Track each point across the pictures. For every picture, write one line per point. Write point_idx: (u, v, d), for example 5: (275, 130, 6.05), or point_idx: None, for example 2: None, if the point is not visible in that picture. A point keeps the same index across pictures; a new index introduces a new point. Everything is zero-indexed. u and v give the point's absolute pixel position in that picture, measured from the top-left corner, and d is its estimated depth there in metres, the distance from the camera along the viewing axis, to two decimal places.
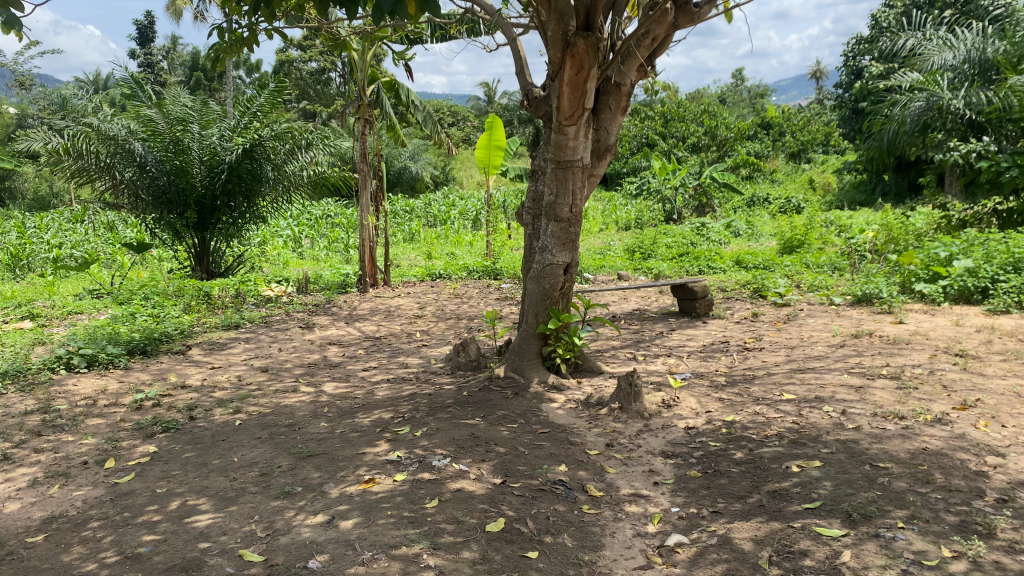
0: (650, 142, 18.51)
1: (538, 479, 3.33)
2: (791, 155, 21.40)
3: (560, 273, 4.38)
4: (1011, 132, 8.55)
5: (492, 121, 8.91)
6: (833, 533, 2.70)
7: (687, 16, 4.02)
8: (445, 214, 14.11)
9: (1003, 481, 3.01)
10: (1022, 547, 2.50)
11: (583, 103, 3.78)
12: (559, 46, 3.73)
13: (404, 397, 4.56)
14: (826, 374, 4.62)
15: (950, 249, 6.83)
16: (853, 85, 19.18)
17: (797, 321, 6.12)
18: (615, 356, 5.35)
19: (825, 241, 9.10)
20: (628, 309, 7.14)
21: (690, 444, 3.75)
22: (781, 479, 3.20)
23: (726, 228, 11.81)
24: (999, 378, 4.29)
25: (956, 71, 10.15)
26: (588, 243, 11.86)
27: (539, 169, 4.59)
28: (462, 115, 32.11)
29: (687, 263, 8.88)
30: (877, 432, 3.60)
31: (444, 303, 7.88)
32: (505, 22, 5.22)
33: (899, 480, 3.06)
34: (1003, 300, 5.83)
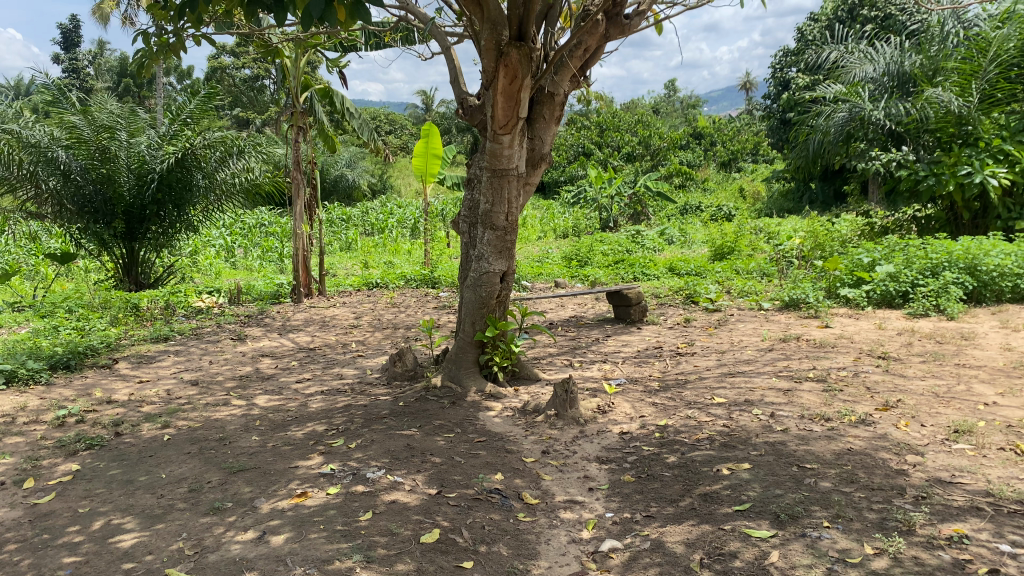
0: (586, 151, 18.72)
1: (474, 488, 3.32)
2: (723, 165, 21.91)
3: (497, 281, 4.38)
4: (929, 143, 8.87)
5: (428, 129, 8.88)
6: (763, 534, 2.75)
7: (618, 28, 4.11)
8: (382, 223, 14.00)
9: (922, 479, 3.12)
10: (940, 542, 2.60)
11: (517, 112, 3.80)
12: (492, 56, 3.73)
13: (339, 409, 4.49)
14: (755, 378, 4.72)
15: (872, 255, 7.07)
16: (780, 96, 19.77)
17: (727, 326, 6.26)
18: (551, 363, 5.37)
19: (754, 247, 9.33)
20: (565, 316, 7.19)
21: (624, 449, 3.78)
22: (712, 482, 3.25)
23: (660, 236, 12.00)
24: (918, 379, 4.46)
25: (876, 83, 10.47)
26: (527, 250, 11.93)
27: (475, 177, 4.59)
28: (400, 124, 31.94)
29: (622, 270, 8.98)
30: (804, 434, 3.70)
31: (381, 313, 7.81)
32: (439, 31, 5.22)
33: (825, 480, 3.15)
34: (922, 303, 6.07)
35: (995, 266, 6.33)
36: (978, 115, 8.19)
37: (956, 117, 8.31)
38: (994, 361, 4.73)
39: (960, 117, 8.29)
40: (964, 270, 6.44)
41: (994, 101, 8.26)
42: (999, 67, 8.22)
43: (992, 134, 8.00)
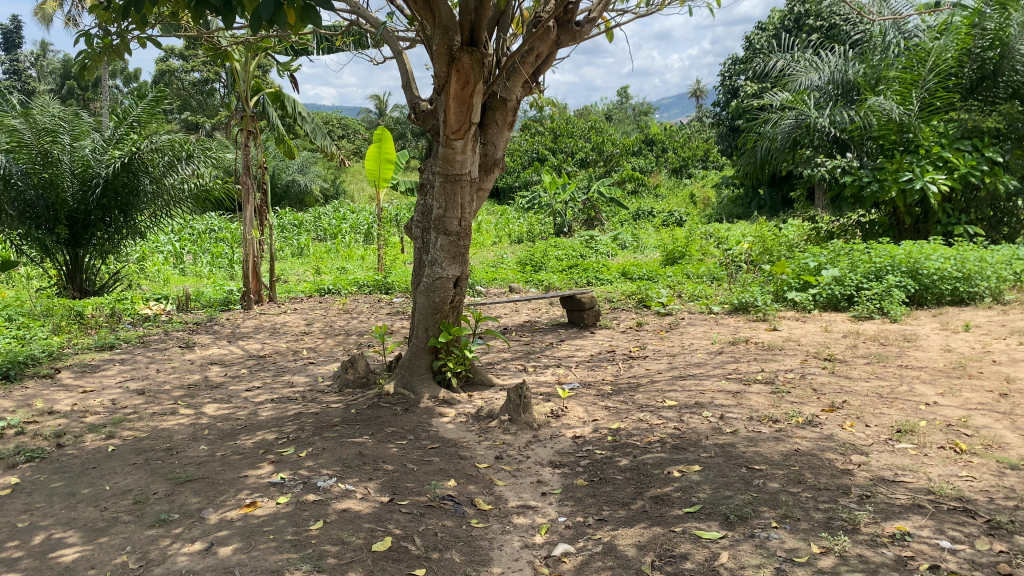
0: (540, 157, 18.79)
1: (426, 495, 3.30)
2: (674, 171, 22.18)
3: (450, 286, 4.37)
4: (872, 150, 9.09)
5: (381, 133, 8.82)
6: (713, 535, 2.78)
7: (569, 35, 4.15)
8: (335, 228, 13.87)
9: (866, 478, 3.19)
10: (883, 540, 2.66)
11: (469, 117, 3.80)
12: (444, 60, 3.72)
13: (289, 417, 4.43)
14: (705, 380, 4.78)
15: (818, 259, 7.22)
16: (729, 104, 20.12)
17: (678, 330, 6.33)
18: (505, 368, 5.36)
19: (704, 252, 9.47)
20: (519, 321, 7.19)
21: (577, 453, 3.80)
22: (663, 484, 3.28)
23: (613, 241, 12.09)
24: (862, 381, 4.57)
25: (822, 91, 10.44)
26: (482, 256, 11.92)
27: (428, 182, 4.57)
28: (353, 129, 31.71)
29: (576, 275, 9.02)
30: (753, 435, 3.75)
31: (333, 319, 7.73)
32: (391, 35, 5.19)
33: (773, 480, 3.20)
34: (866, 306, 6.21)
35: (936, 270, 6.52)
36: (917, 122, 8.47)
37: (897, 125, 8.52)
38: (935, 362, 4.87)
39: (901, 124, 8.51)
40: (906, 274, 6.61)
41: (932, 109, 8.62)
42: (938, 76, 8.50)
43: (932, 141, 8.34)
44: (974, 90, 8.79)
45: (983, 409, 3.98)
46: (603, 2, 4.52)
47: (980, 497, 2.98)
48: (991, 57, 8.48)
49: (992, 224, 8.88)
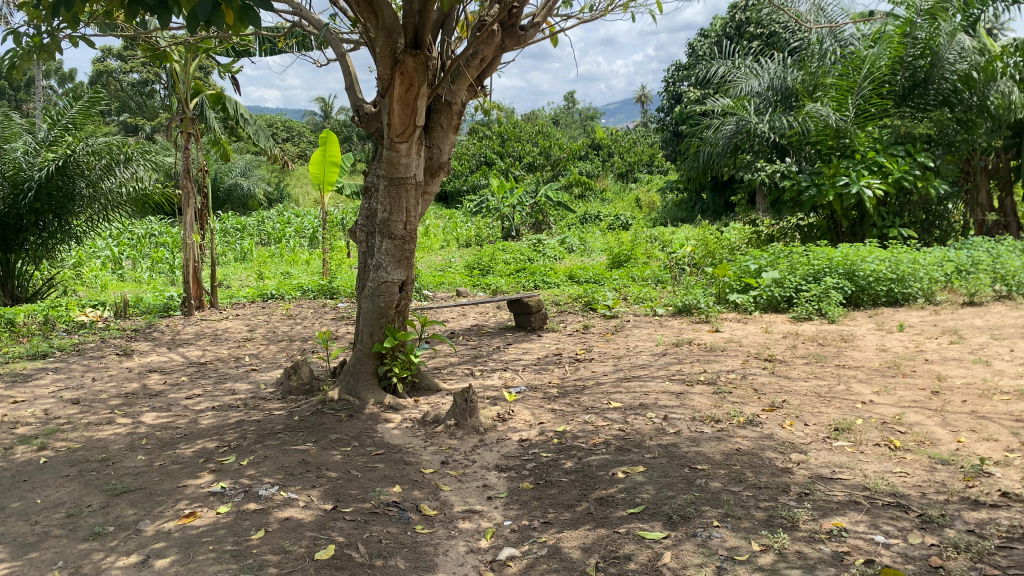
0: (488, 161, 18.78)
1: (370, 502, 3.26)
2: (620, 176, 22.43)
3: (395, 290, 4.32)
4: (811, 155, 9.24)
5: (325, 136, 8.71)
6: (656, 535, 2.81)
7: (514, 39, 4.15)
8: (279, 232, 13.67)
9: (805, 476, 3.26)
10: (821, 536, 2.72)
11: (413, 120, 3.78)
12: (387, 63, 3.70)
13: (231, 425, 4.34)
14: (649, 382, 4.83)
15: (758, 262, 7.34)
16: (673, 110, 20.43)
17: (623, 332, 6.39)
18: (452, 372, 5.34)
19: (650, 255, 9.58)
20: (466, 325, 7.17)
21: (523, 456, 3.79)
22: (608, 485, 3.30)
23: (561, 244, 12.14)
24: (801, 380, 4.66)
25: (761, 97, 10.22)
26: (429, 260, 11.87)
27: (372, 186, 4.52)
28: (298, 131, 31.29)
29: (523, 278, 9.04)
30: (695, 435, 3.80)
31: (276, 325, 7.61)
32: (334, 37, 5.12)
33: (715, 479, 3.24)
34: (805, 307, 6.36)
35: (871, 272, 6.71)
36: (853, 128, 8.70)
37: (834, 130, 8.71)
38: (870, 361, 5.00)
39: (837, 130, 8.70)
40: (843, 276, 6.78)
41: (868, 115, 8.81)
42: (872, 84, 8.75)
43: (867, 146, 8.59)
44: (906, 97, 9.11)
45: (915, 407, 4.09)
46: (547, 7, 4.54)
47: (912, 492, 3.06)
48: (922, 65, 8.82)
49: (924, 227, 9.19)
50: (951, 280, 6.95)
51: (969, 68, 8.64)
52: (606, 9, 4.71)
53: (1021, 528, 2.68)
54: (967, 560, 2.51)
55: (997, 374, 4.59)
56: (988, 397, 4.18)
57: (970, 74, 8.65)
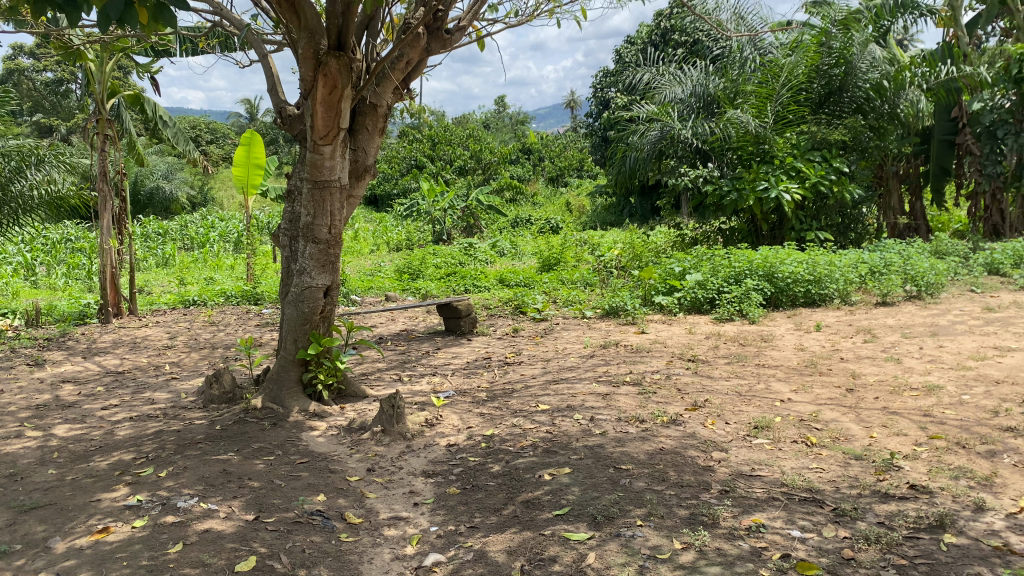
0: (418, 164, 18.66)
1: (293, 511, 3.19)
2: (550, 180, 22.59)
3: (320, 295, 4.25)
4: (732, 160, 9.51)
5: (249, 137, 8.51)
6: (580, 537, 2.83)
7: (440, 42, 4.13)
8: (203, 237, 13.32)
9: (726, 473, 3.33)
10: (740, 532, 2.78)
11: (337, 122, 3.74)
12: (310, 65, 3.66)
13: (149, 435, 4.20)
14: (577, 384, 4.87)
15: (682, 264, 7.46)
16: (601, 115, 20.71)
17: (552, 335, 6.43)
18: (380, 378, 5.29)
19: (579, 258, 9.67)
20: (395, 330, 7.10)
21: (450, 461, 3.78)
22: (534, 488, 3.31)
23: (492, 248, 12.17)
24: (724, 379, 4.77)
25: (684, 104, 10.33)
26: (358, 264, 11.72)
27: (296, 189, 4.43)
28: (223, 133, 30.55)
29: (453, 282, 9.00)
30: (620, 436, 3.85)
31: (197, 332, 7.40)
32: (256, 38, 5.03)
33: (639, 479, 3.28)
34: (727, 308, 6.51)
35: (789, 273, 6.91)
36: (772, 134, 8.99)
37: (754, 137, 9.01)
38: (789, 360, 5.14)
39: (757, 136, 8.99)
40: (762, 277, 6.97)
41: (786, 122, 9.12)
42: (790, 91, 8.95)
43: (785, 152, 8.89)
44: (822, 104, 9.41)
45: (831, 404, 4.23)
46: (473, 11, 4.54)
47: (827, 487, 3.16)
48: (836, 74, 9.13)
49: (840, 230, 9.54)
50: (865, 280, 7.20)
51: (880, 77, 8.97)
52: (531, 13, 4.73)
53: (927, 518, 2.80)
54: (878, 551, 2.60)
55: (907, 371, 4.79)
56: (899, 393, 4.34)
57: (880, 83, 8.99)
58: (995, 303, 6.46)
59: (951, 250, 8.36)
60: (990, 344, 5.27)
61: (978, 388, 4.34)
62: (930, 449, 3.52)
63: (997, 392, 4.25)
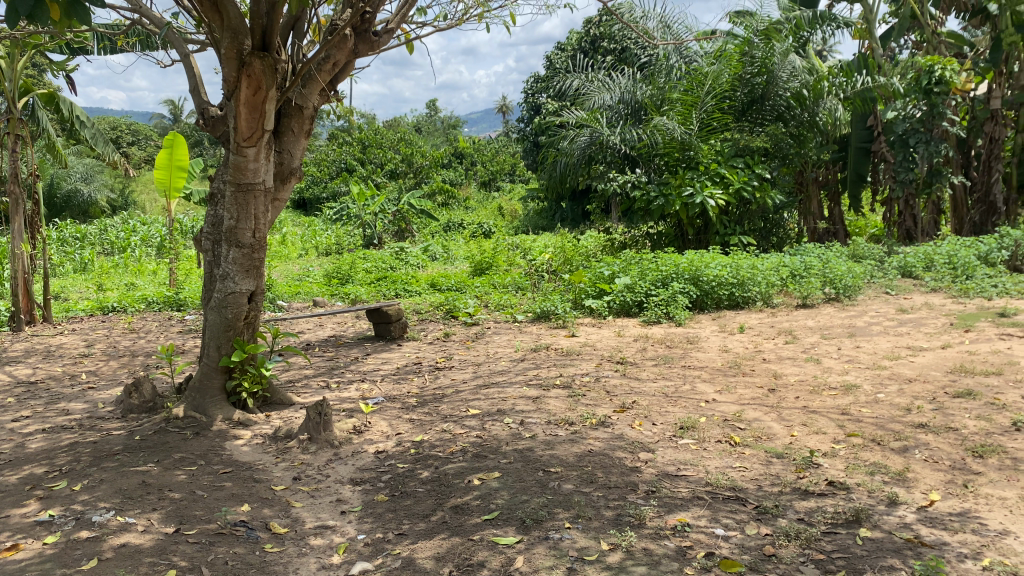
0: (348, 167, 18.41)
1: (216, 522, 3.10)
2: (482, 184, 22.59)
3: (244, 301, 4.14)
4: (659, 166, 9.67)
5: (171, 139, 8.27)
6: (508, 541, 2.82)
7: (367, 44, 4.08)
8: (123, 241, 12.88)
9: (653, 474, 3.37)
10: (666, 532, 2.82)
11: (262, 124, 3.67)
12: (233, 65, 3.57)
13: (62, 447, 4.02)
14: (507, 388, 4.86)
15: (612, 268, 7.54)
16: (532, 120, 20.84)
17: (483, 339, 6.43)
18: (307, 385, 5.18)
19: (511, 263, 9.67)
20: (324, 336, 6.99)
21: (379, 468, 3.73)
22: (463, 493, 3.29)
23: (423, 252, 12.08)
24: (650, 382, 4.83)
25: (612, 110, 10.41)
26: (286, 269, 11.52)
27: (219, 192, 4.31)
28: (144, 134, 29.61)
29: (384, 286, 8.92)
30: (550, 439, 3.86)
31: (116, 340, 7.14)
32: (177, 36, 4.89)
33: (567, 482, 3.30)
34: (654, 311, 6.64)
35: (714, 276, 7.06)
36: (697, 141, 9.22)
37: (680, 143, 9.21)
38: (714, 361, 5.25)
39: (683, 143, 9.21)
40: (688, 281, 7.11)
41: (710, 129, 9.37)
42: (714, 99, 9.21)
43: (710, 159, 9.14)
44: (745, 112, 9.66)
45: (754, 404, 4.33)
46: (401, 14, 4.51)
47: (750, 485, 3.23)
48: (758, 83, 9.36)
49: (763, 234, 9.82)
50: (786, 283, 7.41)
51: (800, 86, 9.27)
52: (460, 18, 4.72)
53: (845, 514, 2.89)
54: (797, 547, 2.67)
55: (826, 371, 4.94)
56: (818, 393, 4.47)
57: (800, 92, 9.29)
58: (908, 304, 6.73)
59: (867, 254, 8.68)
60: (903, 344, 5.48)
61: (892, 386, 4.51)
62: (848, 446, 3.63)
63: (910, 390, 4.42)
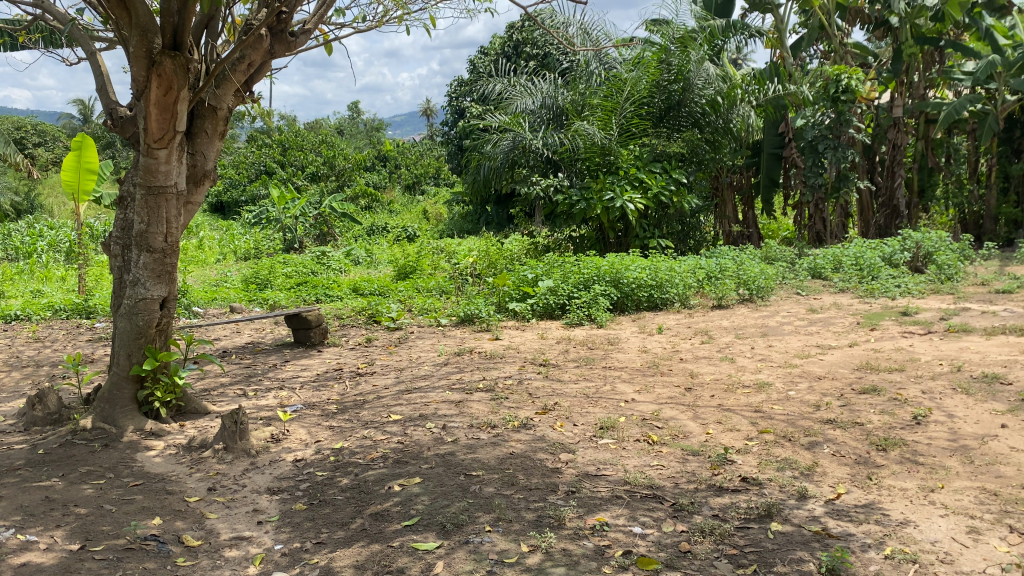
0: (267, 170, 18.00)
1: (124, 537, 2.99)
2: (407, 187, 22.43)
3: (156, 308, 4.00)
4: (580, 170, 9.78)
5: (79, 141, 7.93)
6: (429, 546, 2.81)
7: (283, 45, 4.01)
8: (29, 246, 12.31)
9: (573, 474, 3.41)
10: (585, 532, 2.85)
11: (174, 125, 3.56)
12: (142, 64, 3.46)
13: None
14: (430, 393, 4.83)
15: (535, 271, 7.58)
16: (457, 124, 20.79)
17: (406, 343, 6.38)
18: (223, 394, 5.04)
19: (435, 266, 9.64)
20: (241, 343, 6.82)
21: (297, 476, 3.66)
22: (383, 500, 3.26)
23: (346, 256, 11.91)
24: (572, 383, 4.88)
25: (535, 115, 10.45)
26: (202, 274, 11.22)
27: (129, 195, 4.15)
28: (52, 135, 28.35)
29: (304, 292, 8.75)
30: (472, 442, 3.86)
31: (19, 350, 6.81)
32: (83, 33, 4.70)
33: (489, 485, 3.31)
34: (577, 313, 6.72)
35: (634, 279, 7.19)
36: (617, 146, 9.37)
37: (600, 148, 9.35)
38: (634, 362, 5.34)
39: (603, 148, 9.35)
40: (609, 283, 7.21)
41: (630, 134, 9.54)
42: (632, 105, 9.37)
43: (629, 163, 9.29)
44: (662, 118, 9.86)
45: (671, 403, 4.41)
46: (319, 14, 4.45)
47: (666, 483, 3.29)
48: (675, 89, 9.57)
49: (680, 238, 10.08)
50: (702, 284, 7.60)
51: (714, 93, 9.51)
52: (380, 20, 4.68)
53: (756, 509, 2.97)
54: (711, 543, 2.74)
55: (740, 369, 5.08)
56: (733, 391, 4.60)
57: (714, 99, 9.54)
58: (817, 304, 6.98)
59: (779, 256, 8.97)
60: (813, 343, 5.67)
61: (802, 383, 4.67)
62: (760, 443, 3.74)
63: (819, 387, 4.59)
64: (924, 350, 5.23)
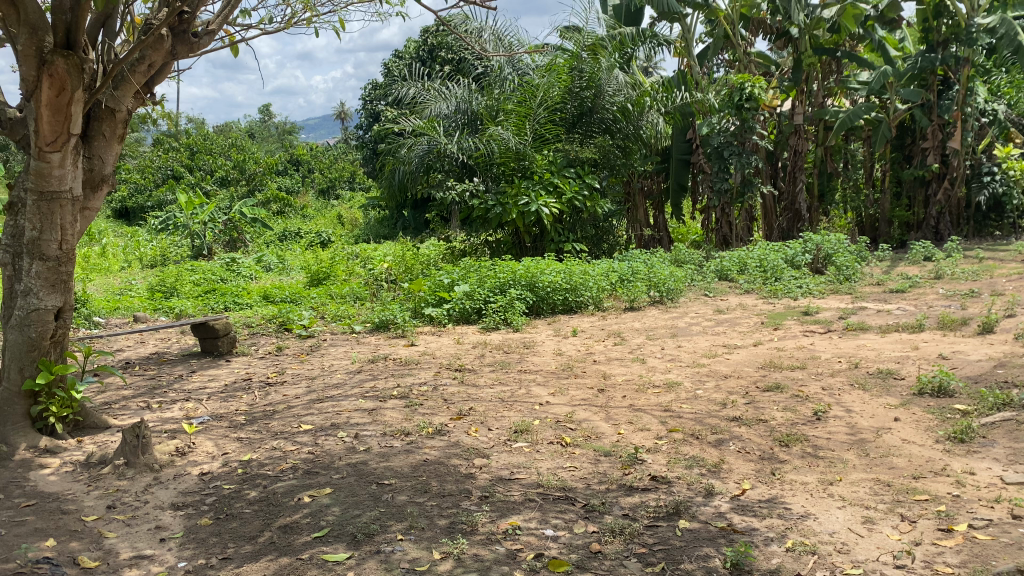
0: (175, 174, 17.42)
1: (14, 561, 2.83)
2: (321, 192, 22.07)
3: (50, 319, 3.80)
4: (495, 175, 9.79)
5: None
6: (338, 557, 2.76)
7: (186, 45, 3.86)
8: None
9: (486, 479, 3.41)
10: (497, 536, 2.86)
11: (67, 127, 3.41)
12: (32, 64, 3.30)
13: None
14: (343, 401, 4.76)
15: (451, 276, 7.55)
16: (371, 128, 20.60)
17: (318, 351, 6.27)
18: (124, 407, 4.83)
19: (350, 272, 9.50)
20: (145, 353, 6.56)
21: (203, 491, 3.54)
22: (292, 512, 3.19)
23: (257, 263, 11.61)
24: (487, 387, 4.88)
25: (449, 120, 10.40)
26: (106, 282, 10.74)
27: (19, 199, 3.93)
28: None
29: (212, 300, 8.48)
30: (385, 450, 3.81)
31: None
32: None
33: (401, 493, 3.27)
34: (493, 318, 6.72)
35: (549, 282, 7.26)
36: (531, 151, 9.42)
37: (515, 154, 9.37)
38: (547, 365, 5.38)
39: (518, 153, 9.38)
40: (524, 287, 7.25)
41: (544, 139, 9.60)
42: (545, 110, 9.45)
43: (544, 168, 9.39)
44: (575, 124, 10.00)
45: (584, 405, 4.46)
46: (224, 15, 4.33)
47: (579, 484, 3.33)
48: (587, 96, 9.72)
49: (595, 242, 10.26)
50: (615, 287, 7.72)
51: (624, 100, 9.77)
52: (288, 22, 4.59)
53: (665, 507, 3.04)
54: (622, 543, 2.78)
55: (650, 370, 5.17)
56: (643, 391, 4.68)
57: (625, 106, 9.79)
58: (724, 305, 7.19)
59: (688, 259, 9.20)
60: (720, 342, 5.83)
61: (710, 382, 4.80)
62: (669, 442, 3.82)
63: (725, 386, 4.71)
64: (824, 348, 5.43)
